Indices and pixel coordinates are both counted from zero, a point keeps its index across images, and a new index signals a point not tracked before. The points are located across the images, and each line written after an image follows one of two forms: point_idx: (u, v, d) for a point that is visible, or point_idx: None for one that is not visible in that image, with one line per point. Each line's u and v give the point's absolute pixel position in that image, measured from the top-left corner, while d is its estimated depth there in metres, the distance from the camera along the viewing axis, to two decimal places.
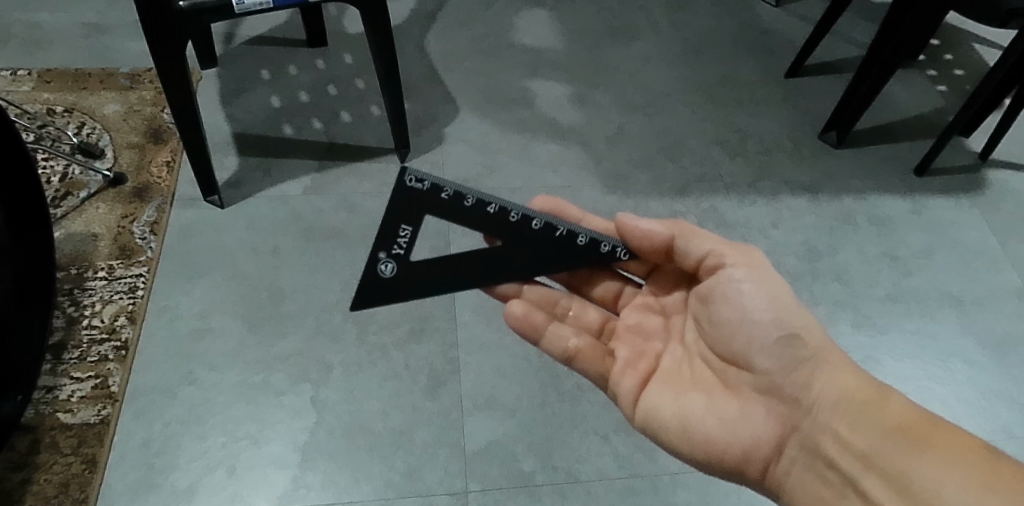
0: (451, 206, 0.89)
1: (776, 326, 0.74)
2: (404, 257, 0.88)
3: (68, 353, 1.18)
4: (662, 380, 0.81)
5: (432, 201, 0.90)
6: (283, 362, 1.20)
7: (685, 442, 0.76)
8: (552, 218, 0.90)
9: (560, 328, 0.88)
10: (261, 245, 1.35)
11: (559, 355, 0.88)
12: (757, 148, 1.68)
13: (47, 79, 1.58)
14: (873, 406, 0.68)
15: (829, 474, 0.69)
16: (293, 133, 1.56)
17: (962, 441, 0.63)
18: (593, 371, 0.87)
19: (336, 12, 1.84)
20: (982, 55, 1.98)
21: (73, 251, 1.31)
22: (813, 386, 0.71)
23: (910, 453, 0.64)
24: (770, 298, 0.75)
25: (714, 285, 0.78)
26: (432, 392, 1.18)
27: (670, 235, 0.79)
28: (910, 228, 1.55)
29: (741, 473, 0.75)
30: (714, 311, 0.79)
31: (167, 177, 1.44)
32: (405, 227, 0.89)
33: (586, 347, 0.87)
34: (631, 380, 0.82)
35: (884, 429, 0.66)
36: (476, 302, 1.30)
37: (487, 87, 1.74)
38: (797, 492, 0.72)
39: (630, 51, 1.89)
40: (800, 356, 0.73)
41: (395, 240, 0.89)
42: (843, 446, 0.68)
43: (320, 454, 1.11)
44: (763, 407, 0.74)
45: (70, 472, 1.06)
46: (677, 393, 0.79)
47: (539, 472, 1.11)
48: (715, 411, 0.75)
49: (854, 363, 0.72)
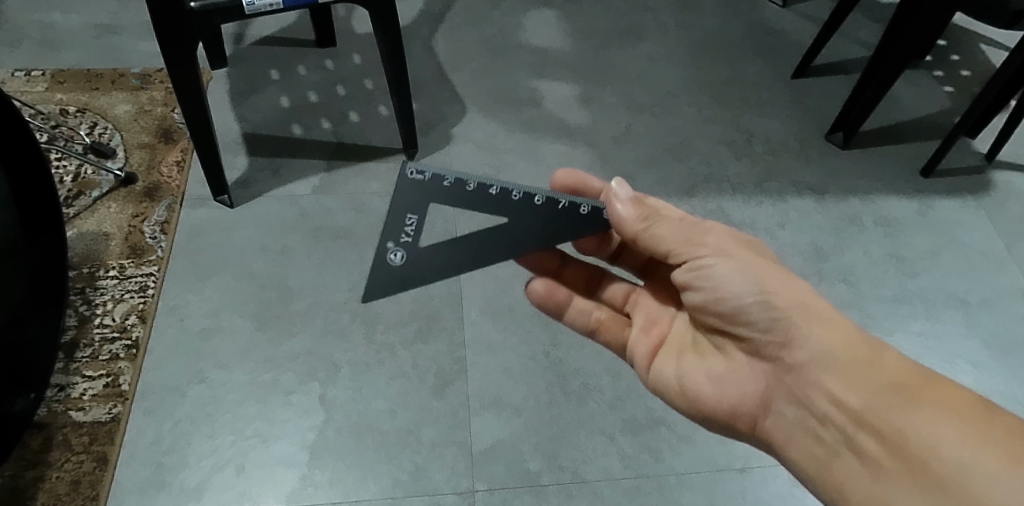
0: (454, 192, 0.86)
1: (757, 298, 0.72)
2: (413, 244, 0.84)
3: (79, 352, 1.19)
4: (669, 345, 0.86)
5: (434, 189, 0.86)
6: (292, 361, 1.21)
7: (681, 397, 0.83)
8: (554, 193, 0.88)
9: (581, 305, 0.94)
10: (270, 245, 1.36)
11: (582, 327, 0.95)
12: (764, 148, 1.68)
13: (60, 79, 1.60)
14: (866, 362, 0.67)
15: (823, 433, 0.69)
16: (301, 133, 1.57)
17: (957, 395, 0.62)
18: (614, 340, 0.94)
19: (345, 13, 1.85)
20: (989, 55, 1.98)
21: (85, 250, 1.32)
22: (802, 346, 0.70)
23: (906, 409, 0.63)
24: (746, 269, 0.73)
25: (692, 273, 0.76)
26: (439, 392, 1.19)
27: (637, 224, 0.77)
28: (917, 230, 1.55)
29: (732, 427, 0.79)
30: (696, 297, 0.77)
31: (177, 177, 1.45)
32: (411, 216, 0.85)
33: (607, 319, 0.93)
34: (644, 348, 0.88)
35: (878, 386, 0.65)
36: (483, 302, 1.30)
37: (494, 87, 1.74)
38: (787, 447, 0.73)
39: (638, 51, 1.89)
40: (785, 322, 0.71)
41: (401, 229, 0.84)
42: (836, 404, 0.67)
43: (328, 453, 1.11)
44: (753, 368, 0.76)
45: (82, 470, 1.07)
46: (678, 357, 0.84)
47: (545, 472, 1.12)
48: (706, 370, 0.80)
49: (844, 318, 0.71)
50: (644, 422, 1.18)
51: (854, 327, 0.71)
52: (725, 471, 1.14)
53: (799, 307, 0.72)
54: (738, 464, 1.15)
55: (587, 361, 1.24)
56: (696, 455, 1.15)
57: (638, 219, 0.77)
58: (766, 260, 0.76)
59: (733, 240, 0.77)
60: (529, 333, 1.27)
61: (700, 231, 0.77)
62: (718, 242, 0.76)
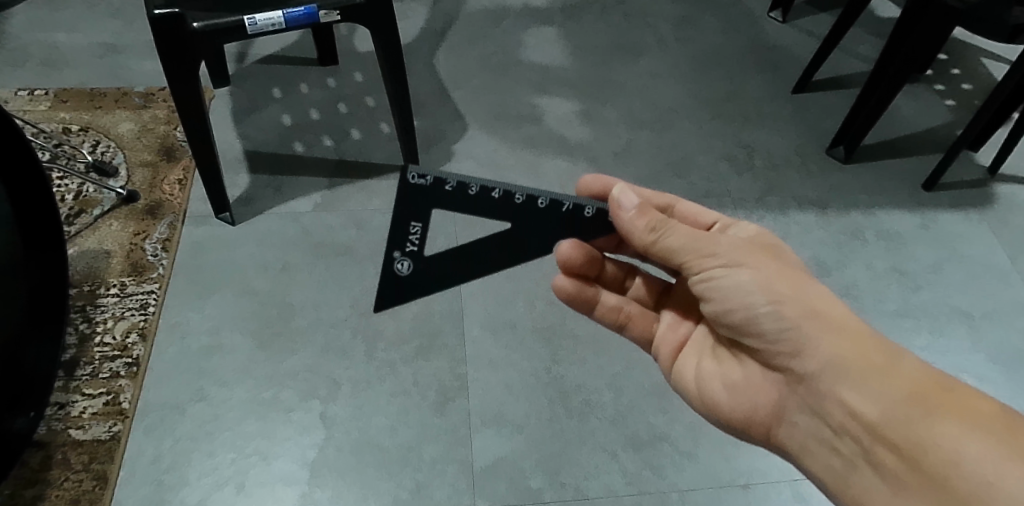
0: (458, 198, 0.81)
1: (769, 308, 0.71)
2: (419, 253, 0.85)
3: (80, 370, 1.19)
4: (691, 345, 0.87)
5: (437, 196, 0.81)
6: (293, 378, 1.20)
7: (700, 402, 0.84)
8: (556, 193, 0.84)
9: (610, 301, 0.91)
10: (272, 262, 1.36)
11: (611, 324, 0.92)
12: (765, 163, 1.68)
13: (63, 98, 1.61)
14: (882, 371, 0.66)
15: (839, 443, 0.69)
16: (303, 150, 1.57)
17: (978, 405, 0.60)
18: (640, 337, 0.93)
19: (347, 32, 1.87)
20: (989, 69, 1.98)
21: (87, 268, 1.33)
22: (814, 356, 0.69)
23: (924, 421, 0.61)
24: (759, 278, 0.71)
25: (704, 282, 0.74)
26: (441, 408, 1.18)
27: (647, 232, 0.73)
28: (919, 243, 1.54)
29: (751, 433, 0.80)
30: (710, 305, 0.76)
31: (179, 195, 1.46)
32: (415, 225, 0.82)
33: (636, 313, 0.92)
34: (666, 347, 0.89)
35: (894, 397, 0.64)
36: (484, 318, 1.30)
37: (495, 104, 1.75)
38: (805, 456, 0.73)
39: (638, 67, 1.90)
40: (796, 332, 0.70)
41: (406, 237, 0.84)
42: (851, 415, 0.67)
43: (328, 471, 1.11)
44: (769, 376, 0.76)
45: (81, 489, 1.07)
46: (699, 359, 0.85)
47: (547, 489, 1.11)
48: (723, 377, 0.81)
49: (859, 325, 0.70)
50: (646, 439, 1.18)
51: (870, 333, 0.70)
52: (728, 488, 1.13)
53: (812, 315, 0.70)
54: (742, 481, 1.14)
55: (589, 377, 1.24)
56: (699, 471, 1.15)
57: (646, 230, 0.73)
58: (779, 265, 0.74)
59: (746, 247, 0.74)
60: (530, 348, 1.27)
61: (711, 240, 0.74)
62: (728, 250, 0.73)
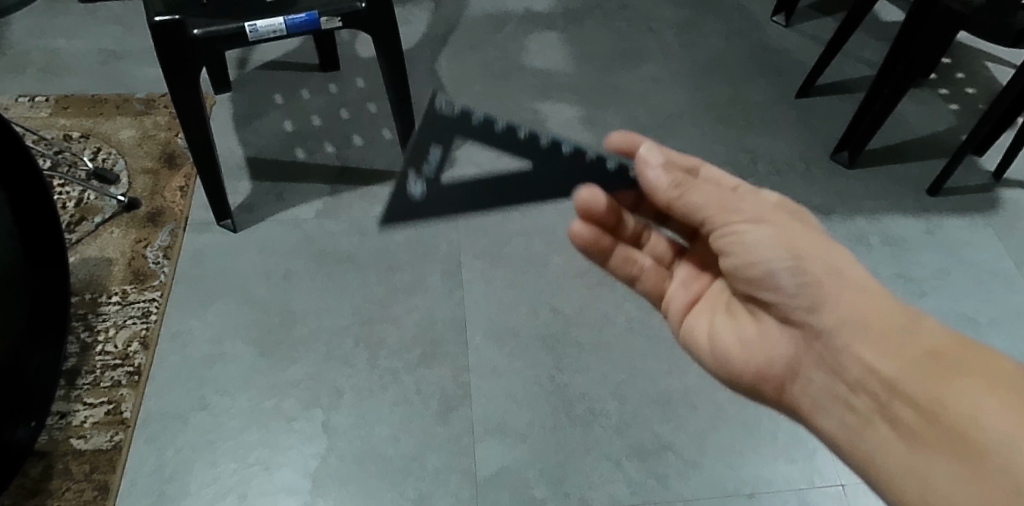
0: (499, 135, 0.70)
1: (790, 263, 0.70)
2: (436, 179, 0.69)
3: (81, 379, 1.19)
4: (705, 301, 0.85)
5: (468, 125, 0.68)
6: (295, 387, 1.20)
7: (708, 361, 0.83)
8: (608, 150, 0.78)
9: (625, 252, 0.88)
10: (273, 269, 1.36)
11: (622, 277, 0.90)
12: (768, 169, 1.67)
13: (64, 105, 1.61)
14: (900, 333, 0.65)
15: (854, 401, 0.67)
16: (305, 157, 1.57)
17: (994, 365, 0.60)
18: (650, 293, 0.91)
19: (349, 37, 1.87)
20: (993, 73, 1.98)
21: (88, 276, 1.33)
22: (833, 312, 0.68)
23: (943, 380, 0.61)
24: (780, 233, 0.71)
25: (727, 238, 0.73)
26: (443, 417, 1.17)
27: (671, 190, 0.71)
28: (924, 249, 1.53)
29: (758, 394, 0.79)
30: (729, 261, 0.74)
31: (180, 202, 1.46)
32: (436, 148, 0.68)
33: (649, 268, 0.89)
34: (677, 305, 0.88)
35: (913, 355, 0.64)
36: (487, 325, 1.30)
37: (497, 110, 1.75)
38: (816, 414, 0.72)
39: (640, 72, 1.90)
40: (817, 287, 0.69)
41: (422, 159, 0.68)
42: (869, 370, 0.66)
43: (330, 480, 1.10)
44: (786, 333, 0.74)
45: (82, 499, 1.06)
46: (712, 315, 0.84)
47: (552, 499, 1.10)
48: (735, 335, 0.79)
49: (878, 286, 0.69)
50: (651, 448, 1.17)
51: (888, 294, 0.69)
52: (734, 497, 1.12)
53: (832, 273, 0.70)
54: (747, 490, 1.13)
55: (593, 384, 1.23)
56: (703, 480, 1.14)
57: (672, 186, 0.71)
58: (801, 226, 0.73)
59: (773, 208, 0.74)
60: (533, 356, 1.26)
61: (735, 198, 0.73)
62: (752, 207, 0.73)
